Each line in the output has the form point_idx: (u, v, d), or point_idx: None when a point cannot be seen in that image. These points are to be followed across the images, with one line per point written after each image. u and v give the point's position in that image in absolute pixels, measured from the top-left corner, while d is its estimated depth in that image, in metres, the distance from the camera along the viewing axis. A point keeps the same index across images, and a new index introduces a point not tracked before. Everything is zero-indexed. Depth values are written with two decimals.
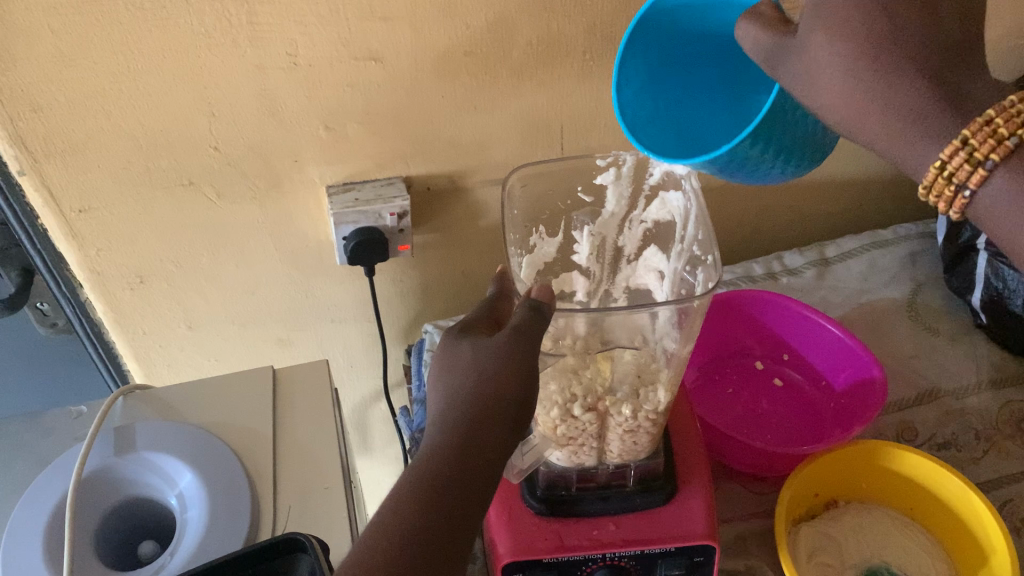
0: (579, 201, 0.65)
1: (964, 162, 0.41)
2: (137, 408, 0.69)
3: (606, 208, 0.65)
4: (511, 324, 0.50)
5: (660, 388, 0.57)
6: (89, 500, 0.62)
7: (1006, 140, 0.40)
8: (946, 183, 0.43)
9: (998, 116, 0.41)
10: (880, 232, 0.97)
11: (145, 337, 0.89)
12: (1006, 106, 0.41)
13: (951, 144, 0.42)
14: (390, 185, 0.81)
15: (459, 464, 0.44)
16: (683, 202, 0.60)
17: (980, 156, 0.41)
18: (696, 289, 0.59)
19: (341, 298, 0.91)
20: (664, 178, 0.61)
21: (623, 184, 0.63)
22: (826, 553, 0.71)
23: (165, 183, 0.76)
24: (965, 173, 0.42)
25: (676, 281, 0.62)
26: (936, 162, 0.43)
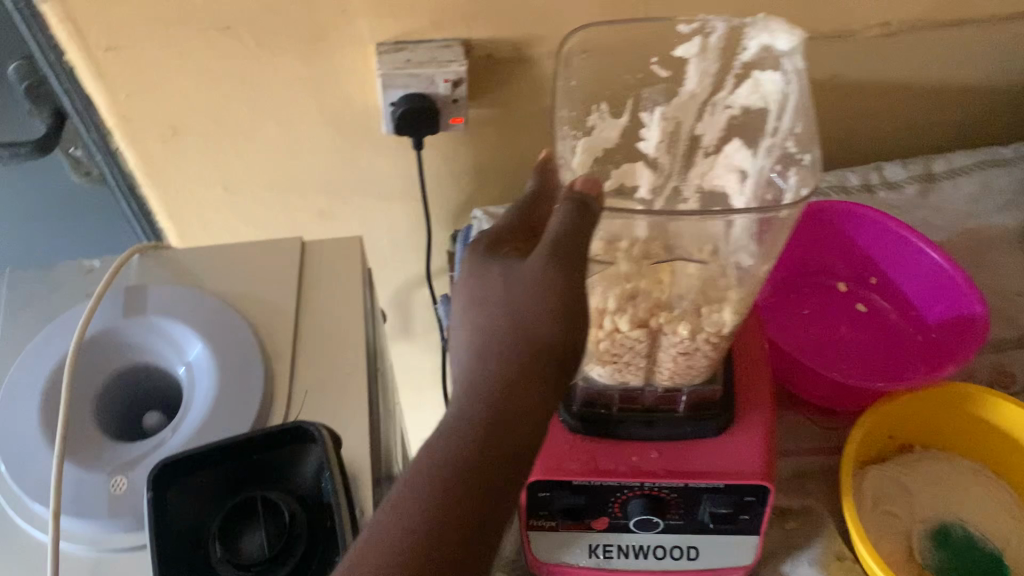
0: (653, 75, 0.57)
1: None
2: (153, 269, 0.63)
3: (685, 86, 0.57)
4: (553, 231, 0.43)
5: (727, 308, 0.48)
6: (93, 364, 0.58)
7: None
8: None
9: None
10: (998, 149, 0.84)
11: (179, 195, 0.84)
12: None
13: None
14: (447, 48, 0.72)
15: (494, 419, 0.42)
16: (781, 86, 0.52)
17: None
18: (783, 196, 0.49)
19: (388, 174, 0.84)
20: (762, 54, 0.53)
21: (708, 59, 0.55)
22: (893, 502, 0.63)
23: (200, 26, 0.69)
24: None
25: (761, 184, 0.53)
26: None
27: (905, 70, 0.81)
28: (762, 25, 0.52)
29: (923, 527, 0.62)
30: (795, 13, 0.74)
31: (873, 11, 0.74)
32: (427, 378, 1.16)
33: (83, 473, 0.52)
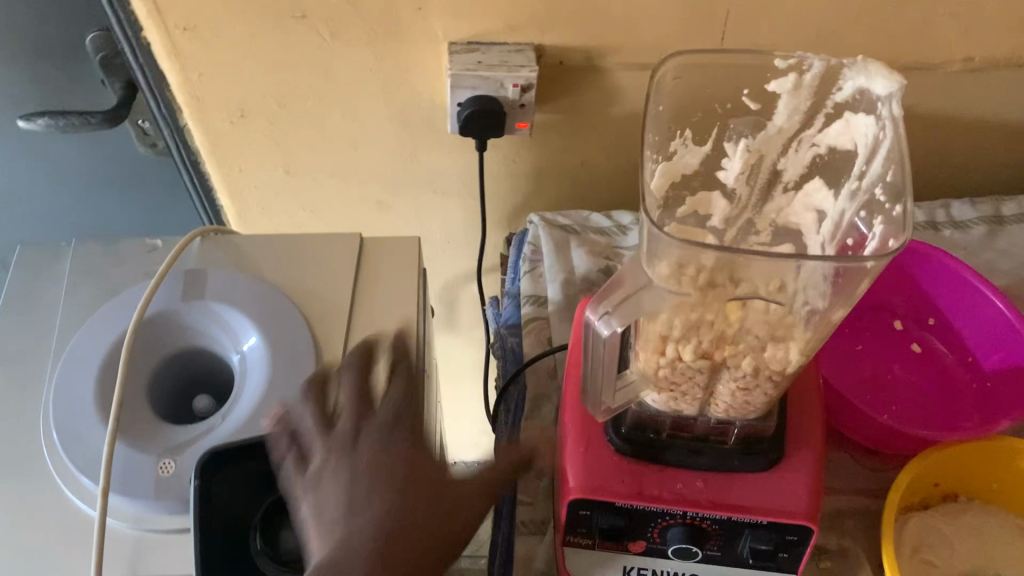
0: (742, 108, 0.56)
1: None
2: (214, 252, 0.64)
3: (772, 121, 0.56)
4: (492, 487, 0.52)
5: (793, 348, 0.47)
6: (149, 343, 0.59)
7: None
8: None
9: None
10: None
11: (241, 175, 0.84)
12: None
13: None
14: (519, 52, 0.71)
15: (383, 564, 0.45)
16: (873, 130, 0.50)
17: None
18: (866, 244, 0.49)
19: (448, 171, 0.84)
20: (856, 96, 0.51)
21: (800, 96, 0.53)
22: (934, 551, 0.62)
23: (276, 14, 0.69)
24: None
25: (840, 231, 0.53)
26: None
27: (985, 107, 0.79)
28: (861, 67, 0.50)
29: None
30: (875, 42, 0.72)
31: (957, 47, 0.73)
32: (467, 372, 1.16)
33: (134, 452, 0.54)
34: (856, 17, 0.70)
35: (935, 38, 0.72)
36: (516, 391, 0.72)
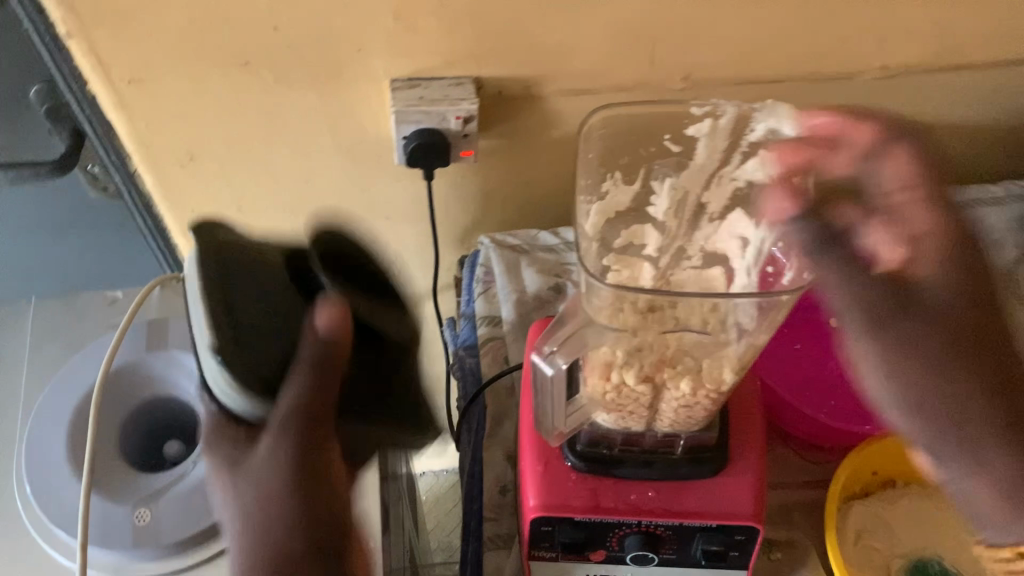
0: (665, 150, 0.61)
1: None
2: (175, 300, 0.66)
3: (693, 160, 0.61)
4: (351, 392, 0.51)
5: (726, 368, 0.51)
6: (117, 396, 0.61)
7: None
8: None
9: None
10: (989, 188, 0.87)
11: (194, 215, 0.86)
12: None
13: None
14: (459, 86, 0.74)
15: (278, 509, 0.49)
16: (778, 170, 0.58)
17: None
18: (782, 276, 0.53)
19: (398, 198, 0.86)
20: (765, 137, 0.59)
21: (717, 137, 0.60)
22: (875, 536, 0.67)
23: (218, 62, 0.71)
24: None
25: (762, 259, 0.56)
26: None
27: (903, 111, 0.83)
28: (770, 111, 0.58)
29: (901, 563, 0.65)
30: (796, 57, 0.76)
31: (873, 57, 0.77)
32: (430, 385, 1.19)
33: None
34: (778, 33, 0.74)
35: (850, 50, 0.76)
36: (476, 411, 0.74)
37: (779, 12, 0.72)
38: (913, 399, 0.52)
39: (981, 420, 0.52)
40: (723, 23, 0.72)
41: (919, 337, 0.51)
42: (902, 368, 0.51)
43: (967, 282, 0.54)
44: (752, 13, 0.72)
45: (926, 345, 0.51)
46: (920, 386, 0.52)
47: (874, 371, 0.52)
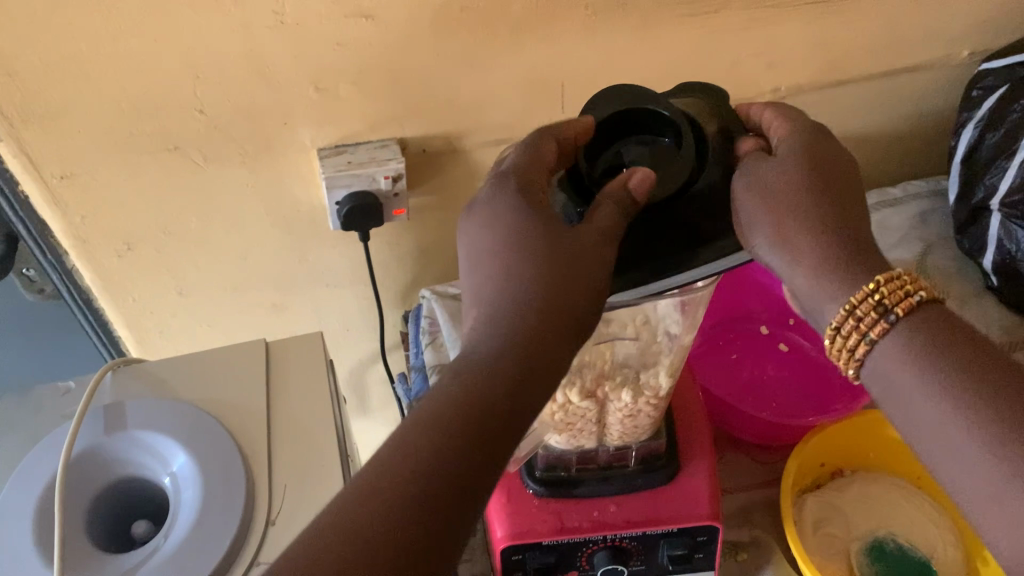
0: None
1: (866, 317, 0.48)
2: (127, 385, 0.67)
3: None
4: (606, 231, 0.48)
5: (661, 372, 0.56)
6: (79, 482, 0.62)
7: (882, 317, 0.47)
8: (853, 326, 0.48)
9: (883, 283, 0.48)
10: (889, 191, 0.94)
11: (136, 303, 0.86)
12: (882, 284, 0.48)
13: (841, 310, 0.48)
14: (385, 147, 0.78)
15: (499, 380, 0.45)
16: None
17: (882, 307, 0.47)
18: None
19: (337, 263, 0.88)
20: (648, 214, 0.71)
21: None
22: (831, 524, 0.70)
23: (149, 148, 0.73)
24: (870, 321, 0.48)
25: None
26: (846, 304, 0.48)
27: None
28: None
29: (860, 543, 0.68)
30: None
31: (766, 80, 0.83)
32: None
33: None
34: (674, 67, 0.79)
35: (743, 78, 0.82)
36: None
37: (673, 49, 0.77)
38: (778, 226, 0.49)
39: (847, 270, 0.49)
40: (624, 65, 0.78)
41: (807, 186, 0.50)
42: (758, 207, 0.50)
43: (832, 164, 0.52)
44: (649, 53, 0.77)
45: (811, 197, 0.50)
46: (767, 220, 0.49)
47: (760, 223, 0.50)
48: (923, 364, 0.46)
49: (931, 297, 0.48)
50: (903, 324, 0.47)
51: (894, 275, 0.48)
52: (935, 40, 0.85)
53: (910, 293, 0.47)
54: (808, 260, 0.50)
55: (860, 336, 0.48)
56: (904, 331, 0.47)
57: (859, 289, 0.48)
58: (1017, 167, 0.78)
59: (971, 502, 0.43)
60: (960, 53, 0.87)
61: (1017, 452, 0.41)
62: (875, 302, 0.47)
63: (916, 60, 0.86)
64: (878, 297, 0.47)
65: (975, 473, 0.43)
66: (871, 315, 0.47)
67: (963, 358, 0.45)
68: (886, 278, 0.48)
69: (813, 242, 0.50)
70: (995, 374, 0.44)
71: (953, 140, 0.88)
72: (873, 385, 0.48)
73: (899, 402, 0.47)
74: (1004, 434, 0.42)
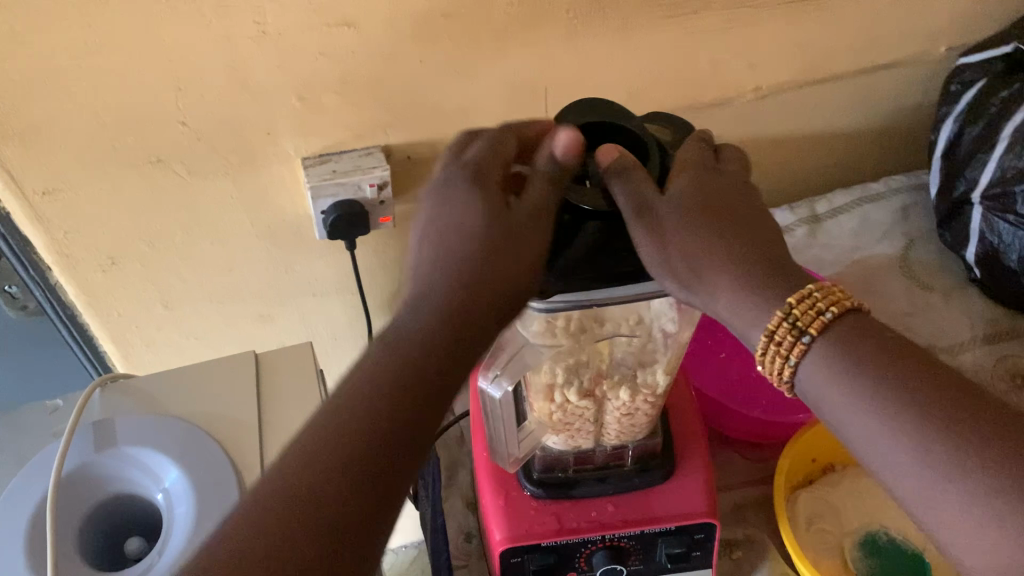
0: None
1: (785, 339, 0.46)
2: (116, 400, 0.67)
3: None
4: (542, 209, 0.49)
5: (659, 370, 0.57)
6: (71, 500, 0.61)
7: (800, 339, 0.46)
8: (775, 352, 0.47)
9: (795, 304, 0.47)
10: (871, 186, 0.95)
11: (120, 318, 0.85)
12: (796, 302, 0.47)
13: (761, 337, 0.48)
14: (369, 155, 0.78)
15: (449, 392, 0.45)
16: None
17: (799, 329, 0.46)
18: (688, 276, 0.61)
19: (323, 272, 0.88)
20: None
21: None
22: (825, 519, 0.70)
23: (131, 161, 0.72)
24: (789, 344, 0.47)
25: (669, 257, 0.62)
26: (764, 331, 0.47)
27: (781, 126, 0.90)
28: None
29: (854, 538, 0.69)
30: (677, 89, 0.82)
31: (747, 80, 0.83)
32: None
33: None
34: (656, 70, 0.79)
35: (724, 78, 0.82)
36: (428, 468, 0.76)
37: (654, 51, 0.78)
38: (683, 268, 0.49)
39: (759, 300, 0.48)
40: (606, 68, 0.78)
41: (695, 220, 0.49)
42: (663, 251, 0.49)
43: (726, 185, 0.51)
44: (630, 56, 0.78)
45: (714, 236, 0.49)
46: (672, 262, 0.49)
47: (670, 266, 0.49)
48: (840, 381, 0.45)
49: (843, 308, 0.47)
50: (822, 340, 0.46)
51: (804, 292, 0.47)
52: (912, 36, 0.86)
53: (823, 312, 0.46)
54: (723, 292, 0.48)
55: (783, 361, 0.47)
56: (826, 343, 0.46)
57: (774, 313, 0.47)
58: (997, 161, 0.79)
59: (910, 502, 0.43)
60: (937, 49, 0.88)
61: (939, 450, 0.41)
62: (789, 324, 0.46)
63: (894, 57, 0.87)
64: (791, 320, 0.46)
65: (909, 476, 0.42)
66: (788, 340, 0.47)
67: (886, 364, 0.45)
68: (797, 297, 0.47)
69: (719, 278, 0.49)
70: (911, 376, 0.44)
71: (933, 135, 0.88)
72: (806, 398, 0.47)
73: (831, 413, 0.46)
74: (925, 436, 0.42)
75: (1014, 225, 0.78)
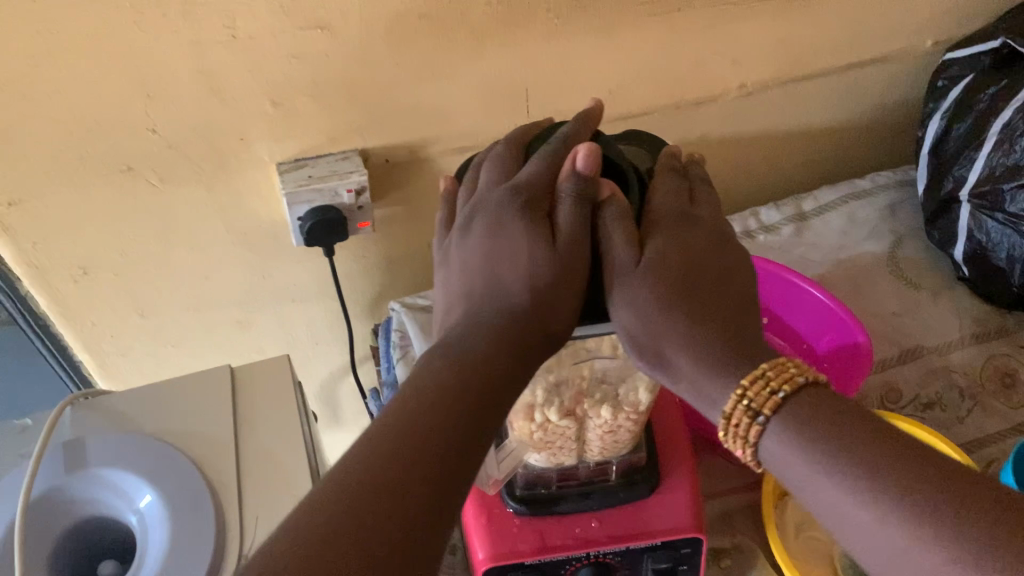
0: None
1: (741, 421, 0.44)
2: (87, 419, 0.65)
3: None
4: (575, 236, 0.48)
5: (641, 388, 0.55)
6: (41, 524, 0.59)
7: (755, 420, 0.44)
8: (735, 433, 0.45)
9: (747, 386, 0.44)
10: (858, 183, 0.93)
11: (95, 329, 0.83)
12: (749, 383, 0.44)
13: (721, 419, 0.45)
14: (346, 159, 0.76)
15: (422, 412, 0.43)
16: None
17: (752, 412, 0.44)
18: None
19: (302, 278, 0.86)
20: None
21: None
22: (815, 526, 0.69)
23: (101, 170, 0.70)
24: (745, 427, 0.44)
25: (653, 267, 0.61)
26: (722, 414, 0.45)
27: (767, 124, 0.88)
28: None
29: (843, 546, 0.68)
30: (662, 87, 0.80)
31: (731, 77, 0.82)
32: None
33: None
34: (639, 69, 0.78)
35: (708, 76, 0.81)
36: None
37: (637, 49, 0.76)
38: (648, 341, 0.47)
39: (718, 376, 0.45)
40: (588, 67, 0.76)
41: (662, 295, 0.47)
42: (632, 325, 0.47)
43: (698, 250, 0.50)
44: (613, 55, 0.76)
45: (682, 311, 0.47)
46: (637, 335, 0.47)
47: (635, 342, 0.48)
48: (796, 461, 0.42)
49: (798, 385, 0.44)
50: (783, 417, 0.43)
51: (760, 370, 0.45)
52: (899, 30, 0.84)
53: (775, 391, 0.44)
54: (683, 373, 0.47)
55: (743, 442, 0.45)
56: (783, 421, 0.43)
57: (729, 394, 0.45)
58: (985, 158, 0.78)
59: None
60: (924, 43, 0.87)
61: (903, 535, 0.38)
62: (743, 406, 0.44)
63: (881, 51, 0.86)
64: (745, 403, 0.44)
65: (890, 557, 0.39)
66: (744, 422, 0.44)
67: (841, 439, 0.42)
68: (750, 380, 0.44)
69: (682, 356, 0.46)
70: (869, 452, 0.41)
71: (920, 131, 0.87)
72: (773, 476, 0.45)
73: (797, 493, 0.43)
74: (886, 519, 0.39)
75: (1003, 224, 0.78)
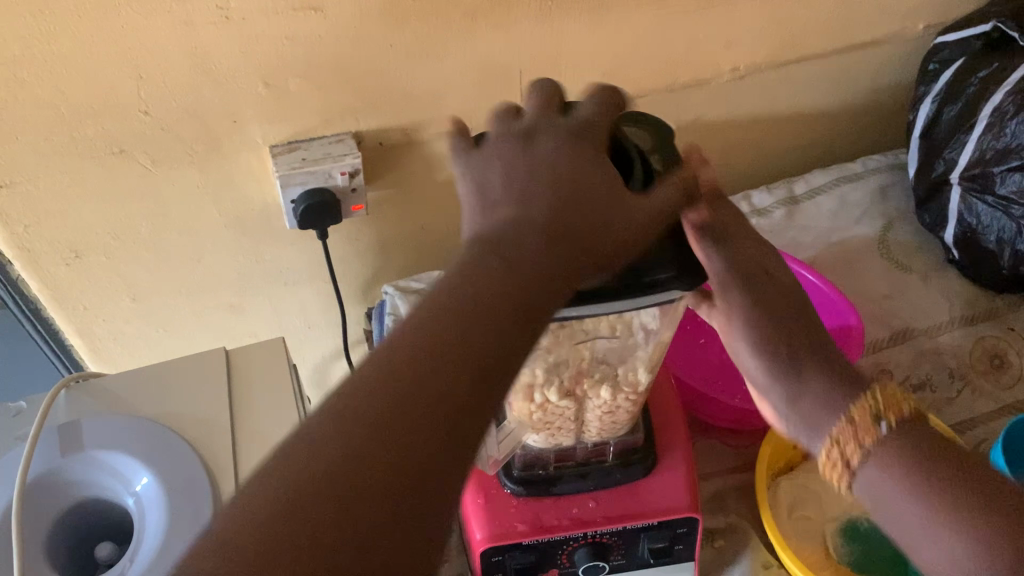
0: None
1: (866, 425, 0.49)
2: (83, 402, 0.65)
3: None
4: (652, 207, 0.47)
5: (640, 368, 0.56)
6: (38, 507, 0.59)
7: (878, 429, 0.49)
8: (849, 438, 0.50)
9: (876, 399, 0.50)
10: (849, 166, 0.94)
11: (87, 313, 0.83)
12: (876, 397, 0.50)
13: (837, 424, 0.50)
14: (339, 142, 0.75)
15: None
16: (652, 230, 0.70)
17: (879, 420, 0.49)
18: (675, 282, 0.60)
19: (295, 260, 0.86)
20: None
21: None
22: (806, 505, 0.70)
23: (93, 152, 0.70)
24: (865, 431, 0.49)
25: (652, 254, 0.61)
26: (844, 417, 0.50)
27: (759, 107, 0.89)
28: None
29: (835, 525, 0.68)
30: (656, 69, 0.80)
31: (724, 60, 0.82)
32: None
33: None
34: (633, 51, 0.78)
35: (701, 58, 0.81)
36: None
37: (630, 31, 0.76)
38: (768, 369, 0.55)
39: (816, 388, 0.52)
40: (581, 50, 0.76)
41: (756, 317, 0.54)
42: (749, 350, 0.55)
43: (748, 242, 0.56)
44: (606, 37, 0.76)
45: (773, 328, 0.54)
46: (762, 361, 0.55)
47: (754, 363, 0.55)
48: (910, 472, 0.47)
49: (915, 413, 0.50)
50: (888, 440, 0.49)
51: (867, 397, 0.50)
52: (890, 13, 0.84)
53: (900, 411, 0.50)
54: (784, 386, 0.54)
55: (853, 449, 0.49)
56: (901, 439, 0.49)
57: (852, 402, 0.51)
58: (976, 141, 0.79)
59: None
60: (915, 26, 0.87)
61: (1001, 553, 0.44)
62: (871, 412, 0.50)
63: (873, 34, 0.86)
64: (874, 410, 0.50)
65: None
66: (867, 427, 0.49)
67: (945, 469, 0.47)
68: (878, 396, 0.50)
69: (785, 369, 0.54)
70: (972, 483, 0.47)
71: (912, 114, 0.87)
72: (868, 490, 0.49)
73: (897, 506, 0.48)
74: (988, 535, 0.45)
75: (993, 207, 0.79)
